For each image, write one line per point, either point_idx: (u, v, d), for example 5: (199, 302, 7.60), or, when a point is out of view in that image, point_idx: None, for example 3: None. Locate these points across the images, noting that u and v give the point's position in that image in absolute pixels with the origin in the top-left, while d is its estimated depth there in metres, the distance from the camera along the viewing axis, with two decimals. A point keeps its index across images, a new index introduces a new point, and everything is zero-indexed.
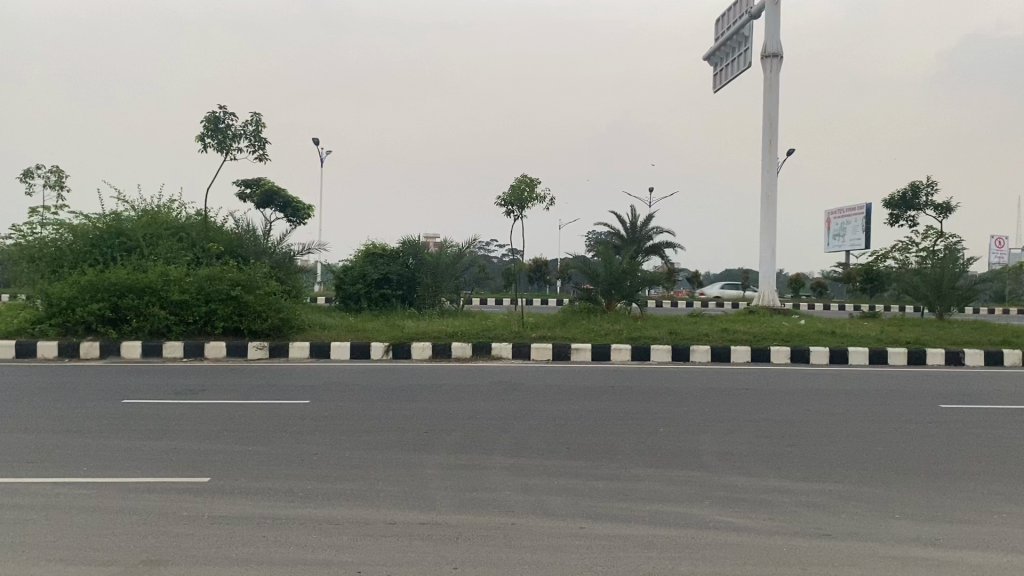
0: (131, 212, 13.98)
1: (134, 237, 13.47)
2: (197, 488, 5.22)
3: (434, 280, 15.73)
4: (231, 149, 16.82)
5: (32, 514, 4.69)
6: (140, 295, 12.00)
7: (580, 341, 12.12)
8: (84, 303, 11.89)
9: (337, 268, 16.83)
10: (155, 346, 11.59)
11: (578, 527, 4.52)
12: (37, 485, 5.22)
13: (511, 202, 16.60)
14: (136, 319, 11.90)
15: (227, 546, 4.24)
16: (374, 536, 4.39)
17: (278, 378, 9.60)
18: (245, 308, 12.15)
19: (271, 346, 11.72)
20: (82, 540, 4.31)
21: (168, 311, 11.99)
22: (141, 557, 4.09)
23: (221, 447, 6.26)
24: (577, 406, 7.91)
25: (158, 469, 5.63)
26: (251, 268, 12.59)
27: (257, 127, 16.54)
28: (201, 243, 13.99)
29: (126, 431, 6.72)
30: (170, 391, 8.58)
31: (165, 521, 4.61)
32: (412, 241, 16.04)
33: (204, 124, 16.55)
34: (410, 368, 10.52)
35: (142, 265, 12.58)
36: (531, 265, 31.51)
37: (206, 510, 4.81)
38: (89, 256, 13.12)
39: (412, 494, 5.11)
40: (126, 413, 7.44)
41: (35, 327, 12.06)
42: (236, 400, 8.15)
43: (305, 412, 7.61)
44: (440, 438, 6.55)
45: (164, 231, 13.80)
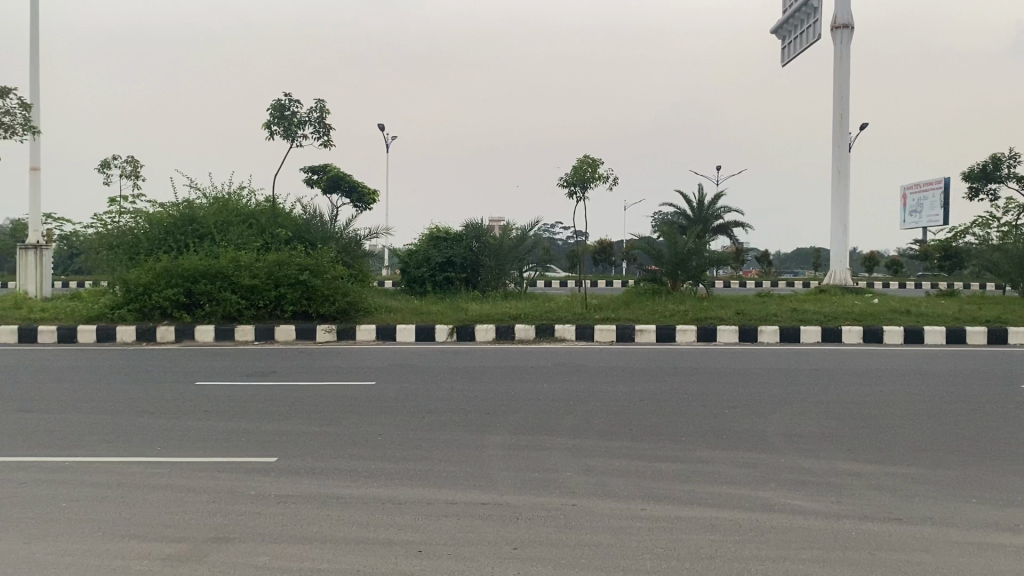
0: (203, 201, 14.38)
1: (206, 224, 13.84)
2: (266, 467, 5.36)
3: (497, 264, 15.85)
4: (297, 135, 17.07)
5: (109, 491, 4.88)
6: (213, 281, 12.34)
7: (644, 322, 12.00)
8: (160, 288, 12.29)
9: (402, 251, 16.91)
10: (227, 330, 11.89)
11: (640, 509, 4.48)
12: (115, 464, 5.42)
13: (573, 183, 16.45)
14: (209, 304, 12.24)
15: (294, 525, 4.34)
16: (435, 516, 4.44)
17: (346, 360, 9.76)
18: (313, 293, 12.38)
19: (337, 330, 11.92)
20: (155, 517, 4.46)
21: (240, 296, 12.29)
22: (211, 534, 4.21)
23: (288, 427, 6.41)
24: (640, 388, 7.84)
25: (229, 449, 5.79)
26: (318, 254, 12.82)
27: (322, 113, 16.72)
28: (271, 228, 14.26)
29: (200, 413, 6.92)
30: (242, 374, 8.81)
31: (234, 499, 4.74)
32: (475, 223, 16.10)
33: (270, 112, 16.86)
34: (475, 351, 10.57)
35: (214, 252, 12.92)
36: (597, 247, 31.31)
37: (273, 489, 4.93)
38: (164, 243, 13.56)
39: (473, 475, 5.14)
40: (200, 394, 7.67)
41: (114, 311, 12.45)
42: (304, 382, 8.33)
43: (372, 393, 7.73)
44: (504, 420, 6.58)
45: (235, 217, 14.12)
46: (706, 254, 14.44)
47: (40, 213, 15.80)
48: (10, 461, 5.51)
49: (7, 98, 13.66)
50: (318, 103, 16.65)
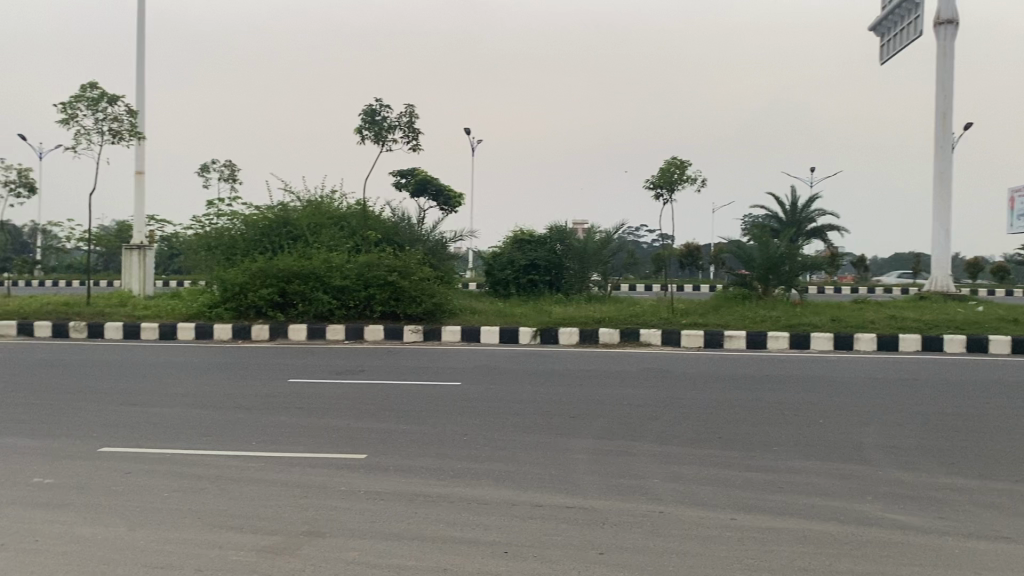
0: (297, 204, 14.80)
1: (299, 227, 14.23)
2: (355, 464, 5.46)
3: (581, 266, 16.00)
4: (387, 140, 17.39)
5: (208, 483, 5.06)
6: (306, 281, 12.69)
7: (734, 328, 11.75)
8: (255, 288, 12.70)
9: (486, 253, 16.94)
10: (318, 329, 12.19)
11: (729, 519, 4.38)
12: (213, 457, 5.61)
13: (660, 185, 16.26)
14: (302, 303, 12.59)
15: (382, 521, 4.40)
16: (521, 517, 4.43)
17: (432, 361, 9.88)
18: (401, 294, 12.59)
19: (423, 331, 12.07)
20: (249, 509, 4.60)
21: (331, 296, 12.61)
22: (303, 528, 4.31)
23: (376, 425, 6.52)
24: (728, 395, 7.68)
25: (320, 445, 5.92)
26: (406, 256, 13.03)
27: (411, 118, 16.99)
28: (360, 230, 14.55)
29: (292, 409, 7.11)
30: (331, 372, 9.01)
31: (325, 495, 4.85)
32: (560, 226, 16.09)
33: (362, 117, 17.23)
34: (560, 354, 10.54)
35: (307, 253, 13.28)
36: (683, 251, 30.88)
37: (362, 486, 5.01)
38: (260, 245, 14.02)
39: (559, 478, 5.13)
40: (292, 391, 7.88)
41: (212, 310, 12.93)
42: (391, 381, 8.46)
43: (458, 394, 7.80)
44: (589, 424, 6.54)
45: (327, 220, 14.46)
46: (799, 258, 14.07)
47: (144, 215, 16.53)
48: (116, 451, 5.77)
49: (116, 105, 14.34)
50: (407, 108, 16.92)
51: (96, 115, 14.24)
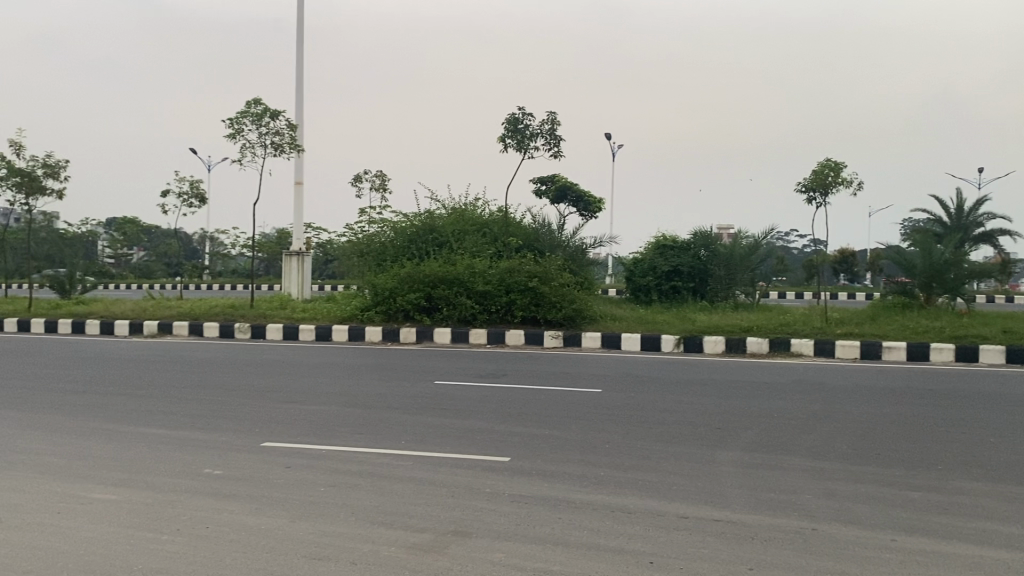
0: (442, 211, 15.22)
1: (444, 233, 14.64)
2: (501, 467, 5.55)
3: (727, 272, 15.50)
4: (529, 147, 17.61)
5: (361, 480, 5.27)
6: (450, 286, 13.04)
7: (892, 339, 11.14)
8: (403, 293, 13.16)
9: (628, 259, 16.82)
10: (463, 333, 12.47)
11: (890, 540, 4.16)
12: (365, 455, 5.85)
13: (812, 188, 15.65)
14: (447, 308, 12.93)
15: (527, 525, 4.45)
16: (666, 528, 4.37)
17: (574, 367, 9.91)
18: (542, 299, 12.70)
19: (565, 336, 12.12)
20: (400, 507, 4.76)
21: (474, 301, 12.88)
22: (449, 527, 4.43)
23: (521, 430, 6.60)
24: (886, 409, 7.28)
25: (466, 447, 6.05)
26: (547, 262, 13.15)
27: (553, 125, 17.12)
28: (503, 237, 14.79)
29: (439, 411, 7.30)
30: (476, 375, 9.21)
31: (472, 496, 4.96)
32: (704, 231, 15.78)
33: (505, 125, 17.51)
34: (704, 363, 10.33)
35: (451, 258, 13.63)
36: (836, 256, 29.64)
37: (506, 488, 5.09)
38: (407, 251, 14.52)
39: (704, 490, 5.02)
40: (439, 393, 8.10)
41: (363, 313, 13.48)
42: (534, 386, 8.54)
43: (601, 400, 7.78)
44: (737, 436, 6.37)
45: (471, 226, 14.80)
46: (966, 265, 13.18)
47: (302, 223, 17.45)
48: (277, 446, 6.12)
49: (278, 119, 15.22)
50: (550, 114, 17.06)
51: (259, 130, 15.17)
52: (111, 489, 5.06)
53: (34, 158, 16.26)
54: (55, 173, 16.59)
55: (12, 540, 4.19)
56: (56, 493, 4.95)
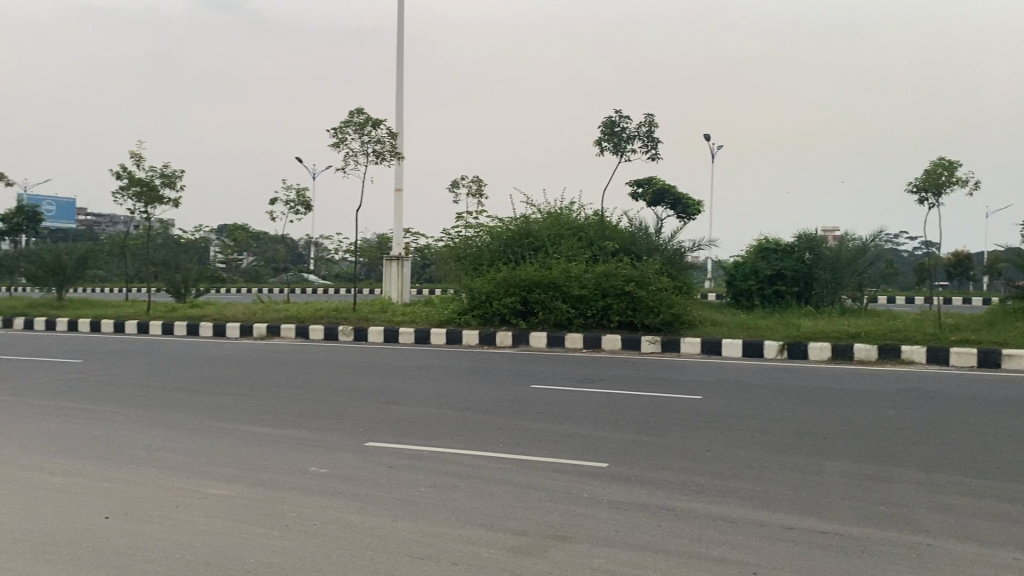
0: (538, 215, 15.29)
1: (540, 237, 14.70)
2: (599, 472, 5.53)
3: (833, 276, 14.99)
4: (626, 150, 17.50)
5: (460, 481, 5.35)
6: (546, 290, 13.07)
7: (1012, 346, 10.55)
8: (499, 296, 13.28)
9: (728, 263, 16.50)
10: (559, 337, 12.49)
11: (1012, 559, 3.95)
12: (465, 457, 5.93)
13: (924, 188, 15.00)
14: (542, 311, 12.97)
15: (626, 532, 4.43)
16: (770, 539, 4.27)
17: (672, 373, 9.78)
18: (639, 304, 12.59)
19: (663, 341, 11.98)
20: (499, 509, 4.80)
21: (570, 305, 12.88)
22: (548, 531, 4.44)
23: (619, 435, 6.56)
24: (1006, 421, 6.91)
25: (563, 451, 6.06)
26: (644, 265, 13.03)
27: (651, 127, 16.97)
28: (599, 241, 14.73)
29: (536, 414, 7.34)
30: (572, 379, 9.21)
31: (570, 501, 4.96)
32: (808, 234, 15.33)
33: (602, 128, 17.45)
34: (808, 370, 10.03)
35: (547, 263, 13.67)
36: (950, 260, 28.57)
37: (604, 494, 5.07)
38: (503, 255, 14.65)
39: (809, 501, 4.88)
40: (536, 397, 8.13)
41: (460, 317, 13.66)
42: (632, 391, 8.48)
43: (700, 407, 7.65)
44: (844, 446, 6.16)
45: (566, 231, 14.80)
46: None
47: (402, 229, 17.82)
48: (378, 447, 6.27)
49: (379, 128, 15.61)
50: (647, 117, 16.93)
51: (362, 138, 15.59)
52: (224, 485, 5.29)
53: (153, 169, 17.15)
54: (173, 183, 17.46)
55: (135, 530, 4.43)
56: (174, 488, 5.20)
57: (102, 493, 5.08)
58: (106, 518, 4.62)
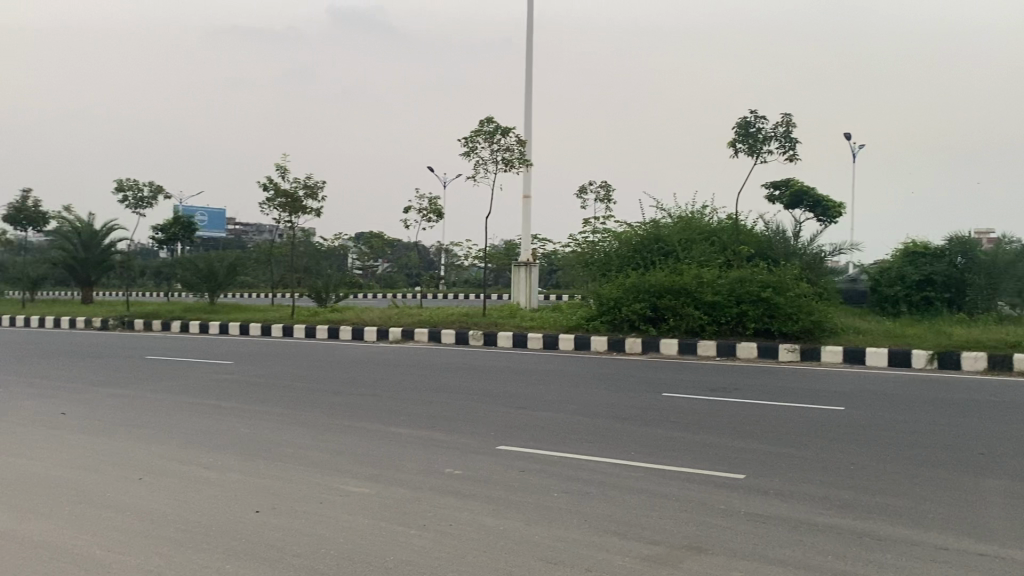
0: (668, 219, 15.07)
1: (671, 242, 14.48)
2: (736, 483, 5.37)
3: (990, 281, 14.02)
4: (762, 151, 17.00)
5: (593, 488, 5.32)
6: (677, 296, 12.86)
7: None
8: (629, 302, 13.15)
9: (872, 268, 15.74)
10: (691, 344, 12.24)
11: None
12: (597, 464, 5.89)
13: None
14: (674, 318, 12.75)
15: (765, 545, 4.28)
16: (923, 559, 4.02)
17: (811, 382, 9.40)
18: (776, 310, 12.18)
19: (801, 350, 11.54)
20: (633, 518, 4.74)
21: (703, 312, 12.62)
22: (684, 542, 4.35)
23: (756, 446, 6.35)
24: None
25: (698, 461, 5.93)
26: (781, 270, 12.61)
27: (788, 127, 16.41)
28: (733, 245, 14.35)
29: (669, 423, 7.21)
30: (706, 388, 9.00)
31: (705, 511, 4.83)
32: (962, 237, 14.43)
33: (736, 129, 17.01)
34: (962, 381, 9.42)
35: (678, 268, 13.44)
36: None
37: (742, 506, 4.92)
38: (633, 260, 14.52)
39: (967, 520, 4.57)
40: (668, 406, 8.00)
41: (589, 323, 13.61)
42: (769, 401, 8.20)
43: (842, 419, 7.31)
44: (1004, 463, 5.74)
45: (698, 235, 14.51)
46: None
47: (530, 235, 17.95)
48: (511, 451, 6.32)
49: (508, 136, 15.80)
50: (785, 116, 16.39)
51: (491, 147, 15.83)
52: (364, 484, 5.47)
53: (296, 181, 18.01)
54: (314, 193, 18.27)
55: (282, 525, 4.64)
56: (318, 485, 5.43)
57: (254, 488, 5.36)
58: (257, 512, 4.87)
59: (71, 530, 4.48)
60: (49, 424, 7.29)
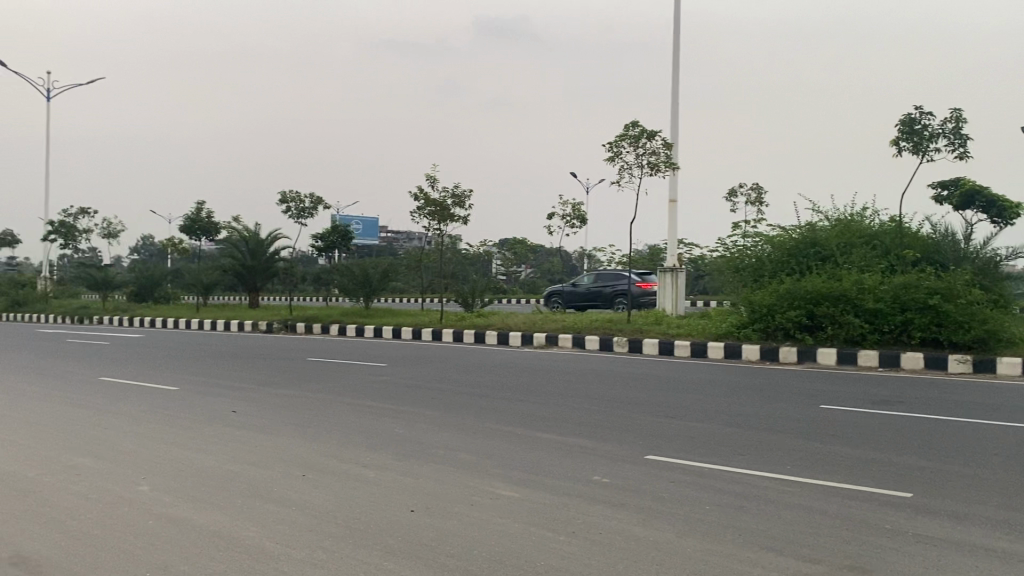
0: (824, 223, 14.44)
1: (827, 247, 13.87)
2: (903, 502, 5.07)
3: None
4: (928, 150, 16.00)
5: (746, 502, 5.15)
6: (835, 303, 12.30)
7: None
8: (783, 310, 12.69)
9: None
10: (850, 354, 11.66)
11: None
12: (751, 477, 5.71)
13: None
14: (831, 326, 12.20)
15: (937, 570, 4.00)
16: None
17: (986, 397, 8.73)
18: (946, 319, 11.43)
19: (975, 361, 10.75)
20: (790, 534, 4.56)
21: (864, 320, 12.01)
22: (846, 561, 4.14)
23: (925, 464, 5.97)
24: None
25: (860, 478, 5.63)
26: (952, 276, 11.82)
27: (958, 123, 15.36)
28: (896, 249, 13.57)
29: (828, 437, 6.89)
30: (867, 400, 8.55)
31: (869, 531, 4.59)
32: None
33: (900, 127, 16.09)
34: None
35: (836, 274, 12.86)
36: None
37: (910, 527, 4.63)
38: (787, 266, 14.00)
39: None
40: (826, 419, 7.64)
41: (741, 330, 13.22)
42: (938, 416, 7.69)
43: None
44: None
45: (858, 239, 13.83)
46: None
47: (677, 239, 17.64)
48: (660, 460, 6.23)
49: (654, 140, 15.61)
50: (954, 112, 15.38)
51: (637, 151, 15.69)
52: (513, 488, 5.54)
53: (445, 190, 18.51)
54: (462, 202, 18.70)
55: (435, 525, 4.77)
56: (470, 487, 5.54)
57: (408, 488, 5.53)
58: (412, 512, 5.02)
59: (243, 522, 4.78)
60: (222, 421, 7.82)
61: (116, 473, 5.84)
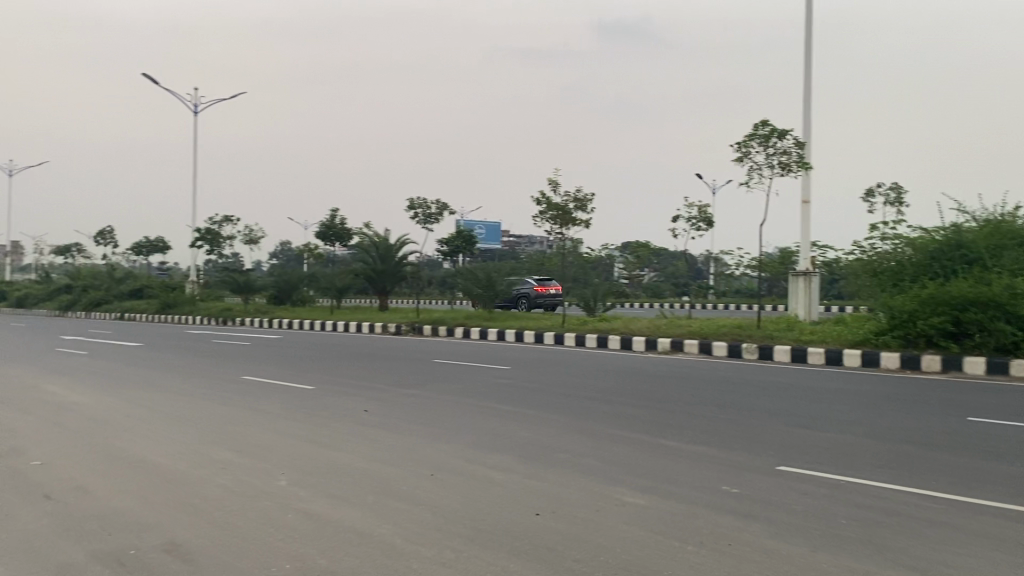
0: (972, 223, 13.57)
1: (975, 249, 13.03)
2: None
3: None
4: None
5: (887, 518, 4.90)
6: (984, 309, 11.54)
7: None
8: (926, 316, 12.01)
9: None
10: (1002, 363, 10.91)
11: None
12: (891, 492, 5.43)
13: None
14: (980, 333, 11.45)
15: None
16: None
17: None
18: None
19: None
20: (935, 553, 4.31)
21: (1017, 327, 11.21)
22: None
23: None
24: None
25: (1014, 497, 5.25)
26: None
27: None
28: None
29: (977, 451, 6.47)
30: (1019, 414, 7.98)
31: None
32: None
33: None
34: None
35: (985, 277, 12.05)
36: None
37: None
38: (929, 269, 13.24)
39: None
40: (975, 432, 7.18)
41: (879, 337, 12.60)
42: None
43: None
44: None
45: (1009, 241, 12.93)
46: None
47: (809, 242, 17.00)
48: (792, 471, 6.02)
49: (785, 139, 15.11)
50: None
51: (767, 151, 15.24)
52: (639, 495, 5.48)
53: (568, 194, 18.55)
54: (585, 206, 18.68)
55: (561, 529, 4.77)
56: (595, 493, 5.52)
57: (533, 491, 5.55)
58: (537, 515, 5.04)
59: (376, 518, 4.93)
60: (354, 420, 8.08)
61: (258, 468, 6.14)
